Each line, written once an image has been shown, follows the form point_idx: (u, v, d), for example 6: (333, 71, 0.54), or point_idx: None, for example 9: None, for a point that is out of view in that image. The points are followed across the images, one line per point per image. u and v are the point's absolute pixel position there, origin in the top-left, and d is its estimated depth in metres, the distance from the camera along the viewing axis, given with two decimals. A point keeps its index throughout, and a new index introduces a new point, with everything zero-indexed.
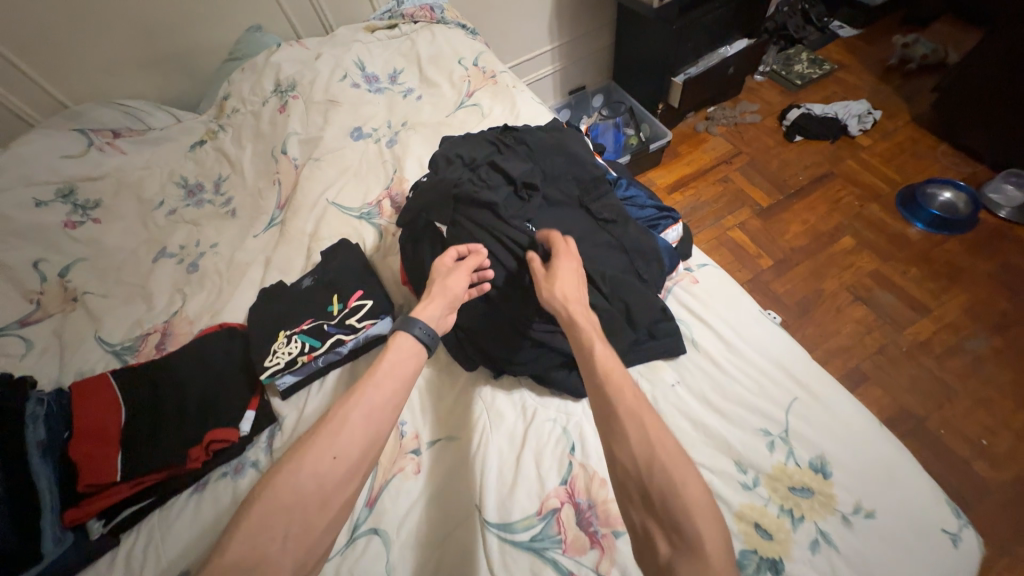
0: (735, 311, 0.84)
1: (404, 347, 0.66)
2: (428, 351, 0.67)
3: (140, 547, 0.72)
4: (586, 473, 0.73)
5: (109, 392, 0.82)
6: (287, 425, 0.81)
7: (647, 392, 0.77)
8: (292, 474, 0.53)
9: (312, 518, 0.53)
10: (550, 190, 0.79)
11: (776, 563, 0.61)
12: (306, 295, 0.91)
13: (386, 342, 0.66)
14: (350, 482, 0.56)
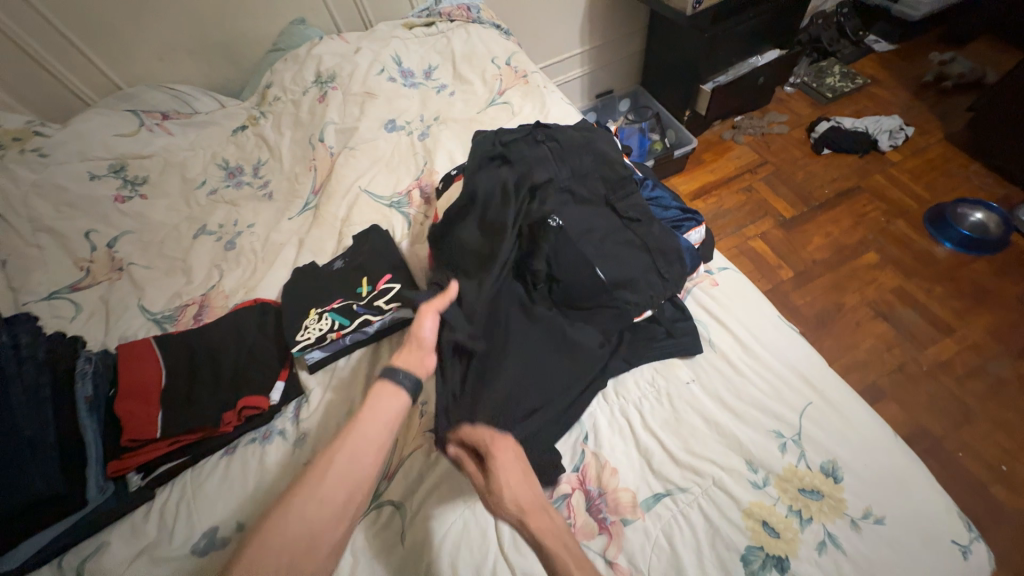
0: (753, 315, 0.85)
1: (386, 393, 0.69)
2: (410, 396, 0.70)
3: (173, 501, 0.78)
4: (597, 462, 0.75)
5: (151, 357, 0.87)
6: (313, 399, 0.86)
7: (662, 388, 0.79)
8: (278, 525, 0.56)
9: (300, 564, 0.56)
10: (577, 189, 0.80)
11: (782, 561, 0.63)
12: (338, 277, 0.95)
13: (369, 390, 0.70)
14: (335, 530, 0.59)
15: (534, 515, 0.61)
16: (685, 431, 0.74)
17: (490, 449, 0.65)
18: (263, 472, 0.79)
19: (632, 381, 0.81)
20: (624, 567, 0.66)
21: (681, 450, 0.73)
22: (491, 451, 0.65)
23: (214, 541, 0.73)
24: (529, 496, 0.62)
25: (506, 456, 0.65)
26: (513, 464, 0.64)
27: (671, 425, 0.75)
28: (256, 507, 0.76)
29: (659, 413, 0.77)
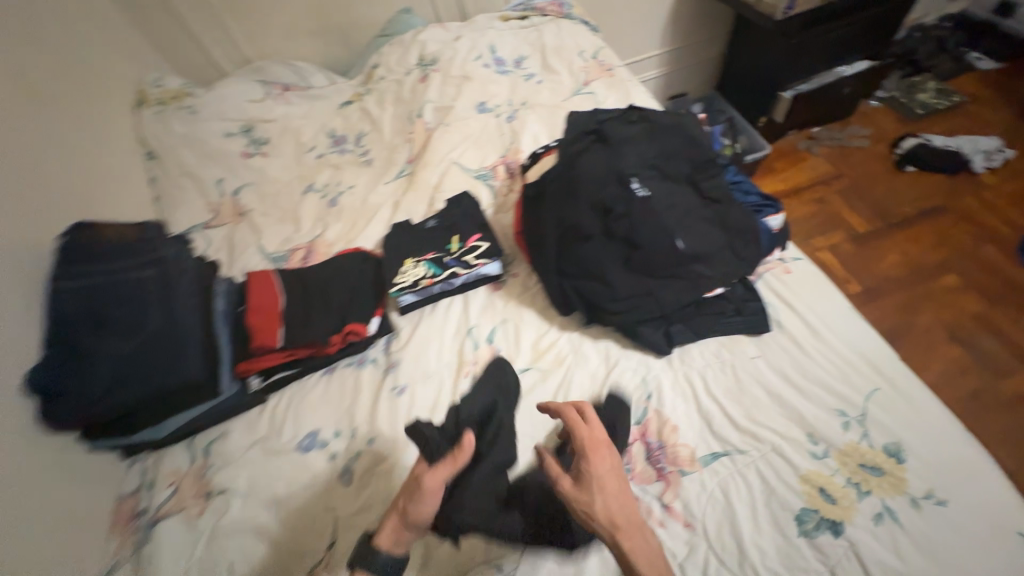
0: (824, 303, 0.88)
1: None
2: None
3: (283, 406, 0.93)
4: (659, 419, 0.80)
5: (272, 283, 1.01)
6: (403, 335, 0.98)
7: (727, 360, 0.84)
8: None
9: None
10: (664, 166, 0.85)
11: (837, 525, 0.66)
12: (431, 234, 1.06)
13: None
14: None
15: (627, 532, 0.60)
16: (747, 400, 0.79)
17: (587, 461, 0.65)
18: (359, 391, 0.92)
19: (697, 352, 0.86)
20: (679, 512, 0.71)
21: (743, 417, 0.77)
22: (587, 456, 0.66)
23: (315, 442, 0.87)
24: (625, 512, 0.62)
25: (603, 472, 0.65)
26: (610, 474, 0.65)
27: (734, 393, 0.80)
28: (351, 420, 0.89)
29: (722, 381, 0.82)
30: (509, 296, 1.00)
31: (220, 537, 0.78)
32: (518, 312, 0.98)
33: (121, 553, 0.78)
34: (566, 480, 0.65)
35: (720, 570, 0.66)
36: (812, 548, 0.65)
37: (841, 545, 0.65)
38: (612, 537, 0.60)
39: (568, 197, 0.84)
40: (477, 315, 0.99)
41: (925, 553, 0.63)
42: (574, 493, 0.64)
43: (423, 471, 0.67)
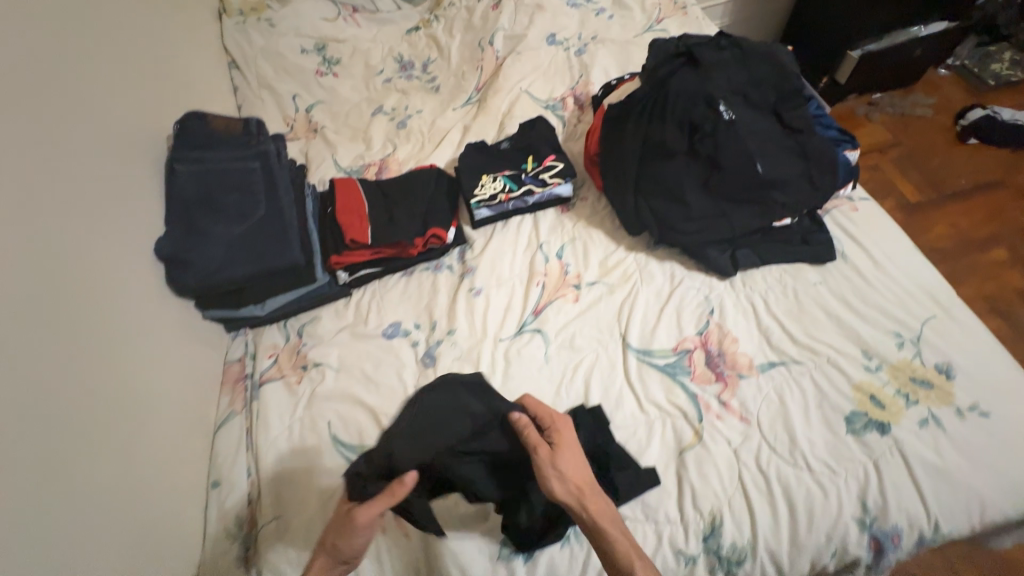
0: (889, 240, 0.91)
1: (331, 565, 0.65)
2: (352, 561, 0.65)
3: (367, 299, 1.01)
4: (720, 331, 0.87)
5: (353, 188, 1.06)
6: (477, 246, 1.05)
7: (789, 284, 0.89)
8: None
9: None
10: (750, 93, 0.88)
11: (883, 425, 0.73)
12: (505, 154, 1.11)
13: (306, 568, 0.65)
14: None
15: (592, 497, 0.61)
16: (807, 319, 0.85)
17: (558, 430, 0.66)
18: (436, 292, 1.00)
19: (760, 276, 0.91)
20: (735, 407, 0.79)
21: (801, 333, 0.83)
22: (557, 426, 0.67)
23: (399, 330, 0.96)
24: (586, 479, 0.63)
25: (567, 441, 0.66)
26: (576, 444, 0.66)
27: (794, 313, 0.86)
28: (430, 315, 0.97)
29: (783, 303, 0.87)
30: (578, 217, 1.06)
31: (319, 401, 0.89)
32: (588, 232, 1.03)
33: (234, 406, 0.90)
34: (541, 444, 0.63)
35: (771, 455, 0.74)
36: (858, 442, 0.72)
37: (886, 442, 0.72)
38: (577, 499, 0.61)
39: (658, 114, 0.89)
40: (547, 233, 1.04)
41: (962, 453, 0.70)
42: (546, 460, 0.63)
43: (358, 505, 0.62)
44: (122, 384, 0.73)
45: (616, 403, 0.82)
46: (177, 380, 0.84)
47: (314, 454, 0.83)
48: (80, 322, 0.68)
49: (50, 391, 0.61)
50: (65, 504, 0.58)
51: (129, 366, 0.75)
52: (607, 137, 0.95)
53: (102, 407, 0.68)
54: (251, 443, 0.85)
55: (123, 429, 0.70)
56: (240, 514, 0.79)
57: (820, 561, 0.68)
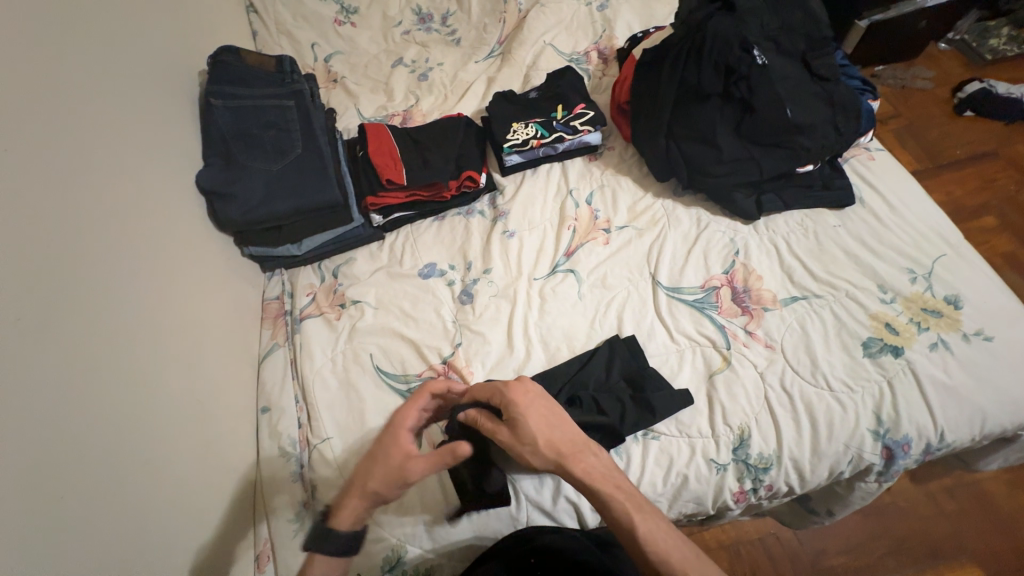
0: (904, 187, 0.96)
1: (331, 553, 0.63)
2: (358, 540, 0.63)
3: (401, 242, 1.03)
4: (745, 270, 0.91)
5: (385, 133, 1.07)
6: (507, 192, 1.07)
7: (810, 227, 0.94)
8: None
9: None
10: (782, 39, 0.92)
11: (897, 349, 0.79)
12: (535, 103, 1.12)
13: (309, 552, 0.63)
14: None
15: (570, 456, 0.64)
16: (827, 258, 0.90)
17: (510, 403, 0.66)
18: (469, 235, 1.02)
19: (783, 220, 0.96)
20: (761, 337, 0.84)
21: (822, 271, 0.88)
22: (509, 400, 0.67)
23: (434, 271, 0.98)
24: (563, 439, 0.65)
25: (528, 407, 0.66)
26: (535, 408, 0.66)
27: (815, 253, 0.91)
28: (464, 257, 0.99)
29: (804, 244, 0.92)
30: (606, 165, 1.08)
31: (360, 335, 0.90)
32: (616, 179, 1.06)
33: (277, 339, 0.92)
34: (500, 428, 0.66)
35: (794, 377, 0.80)
36: (873, 364, 0.79)
37: (900, 364, 0.78)
38: (558, 465, 0.64)
39: (694, 58, 0.93)
40: (576, 180, 1.07)
41: (967, 372, 0.77)
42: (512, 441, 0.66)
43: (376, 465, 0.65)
44: (172, 307, 0.76)
45: (649, 334, 0.87)
46: (223, 309, 0.87)
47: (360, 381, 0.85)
48: (129, 245, 0.71)
49: (108, 304, 0.64)
50: (127, 405, 0.62)
51: (177, 291, 0.78)
52: (642, 83, 1.01)
53: (154, 326, 0.71)
54: (297, 373, 0.88)
55: (176, 348, 0.73)
56: (293, 435, 0.81)
57: (836, 468, 0.75)
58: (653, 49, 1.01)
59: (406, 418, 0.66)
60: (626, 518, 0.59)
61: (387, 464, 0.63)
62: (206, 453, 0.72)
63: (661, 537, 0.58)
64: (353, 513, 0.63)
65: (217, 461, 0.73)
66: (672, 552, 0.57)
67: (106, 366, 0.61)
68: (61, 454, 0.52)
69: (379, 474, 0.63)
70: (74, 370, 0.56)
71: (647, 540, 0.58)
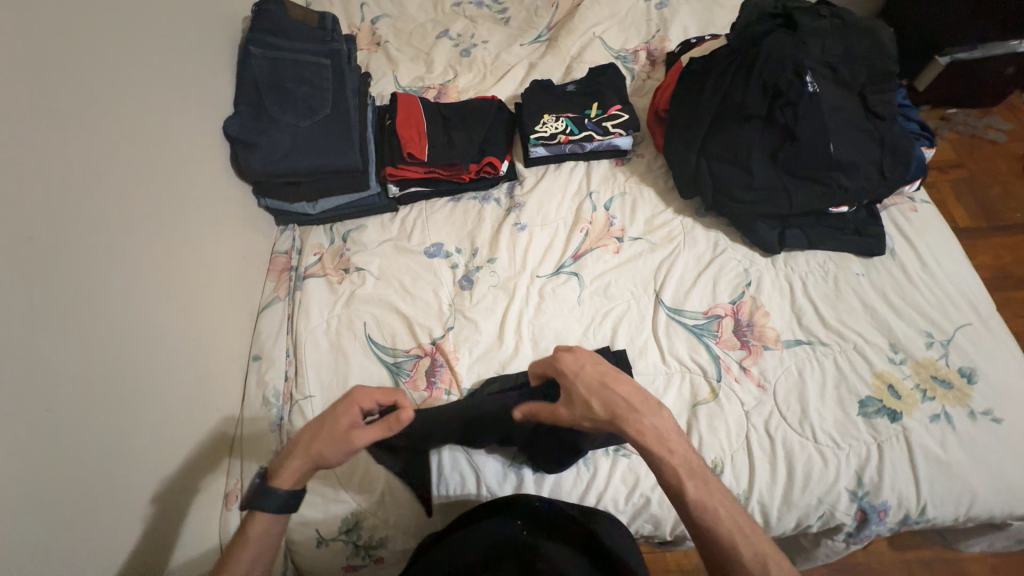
0: (942, 246, 0.90)
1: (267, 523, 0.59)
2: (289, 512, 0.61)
3: (413, 217, 1.03)
4: (753, 303, 0.88)
5: (415, 105, 1.07)
6: (526, 184, 1.06)
7: (831, 272, 0.89)
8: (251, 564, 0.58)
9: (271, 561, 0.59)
10: (841, 68, 0.87)
11: (895, 414, 0.76)
12: (571, 97, 1.09)
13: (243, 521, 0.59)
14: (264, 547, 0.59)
15: (628, 417, 0.60)
16: (842, 306, 0.86)
17: (561, 372, 0.66)
18: (481, 220, 1.01)
19: (803, 259, 0.91)
20: (754, 374, 0.81)
21: (833, 318, 0.85)
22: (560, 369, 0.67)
23: (440, 252, 0.98)
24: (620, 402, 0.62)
25: (581, 370, 0.65)
26: (588, 372, 0.65)
27: (830, 298, 0.87)
28: (472, 243, 0.99)
29: (821, 287, 0.88)
30: (632, 172, 1.05)
31: (358, 303, 0.92)
32: (638, 189, 1.03)
33: (279, 292, 0.95)
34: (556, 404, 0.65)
35: (781, 422, 0.77)
36: (867, 424, 0.76)
37: (894, 429, 0.75)
38: (615, 427, 0.61)
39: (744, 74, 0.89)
40: (598, 182, 1.04)
41: (966, 450, 0.73)
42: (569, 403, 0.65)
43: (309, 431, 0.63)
44: (185, 245, 0.78)
45: (641, 351, 0.86)
46: (233, 255, 0.90)
47: (350, 346, 0.87)
48: (153, 179, 0.74)
49: (126, 233, 0.67)
50: (126, 330, 0.65)
51: (193, 230, 0.81)
52: (684, 92, 0.96)
53: (165, 261, 0.74)
54: (293, 328, 0.90)
55: (183, 285, 0.76)
56: (278, 387, 0.84)
57: (804, 521, 0.73)
58: (703, 58, 0.96)
59: (361, 396, 0.64)
60: (675, 480, 0.57)
61: (334, 431, 0.61)
62: (196, 389, 0.75)
63: (710, 500, 0.55)
64: (295, 475, 0.61)
65: (204, 398, 0.77)
66: (722, 522, 0.54)
67: (115, 292, 0.64)
68: (56, 363, 0.55)
69: (325, 443, 0.61)
70: (84, 291, 0.59)
71: (702, 507, 0.55)
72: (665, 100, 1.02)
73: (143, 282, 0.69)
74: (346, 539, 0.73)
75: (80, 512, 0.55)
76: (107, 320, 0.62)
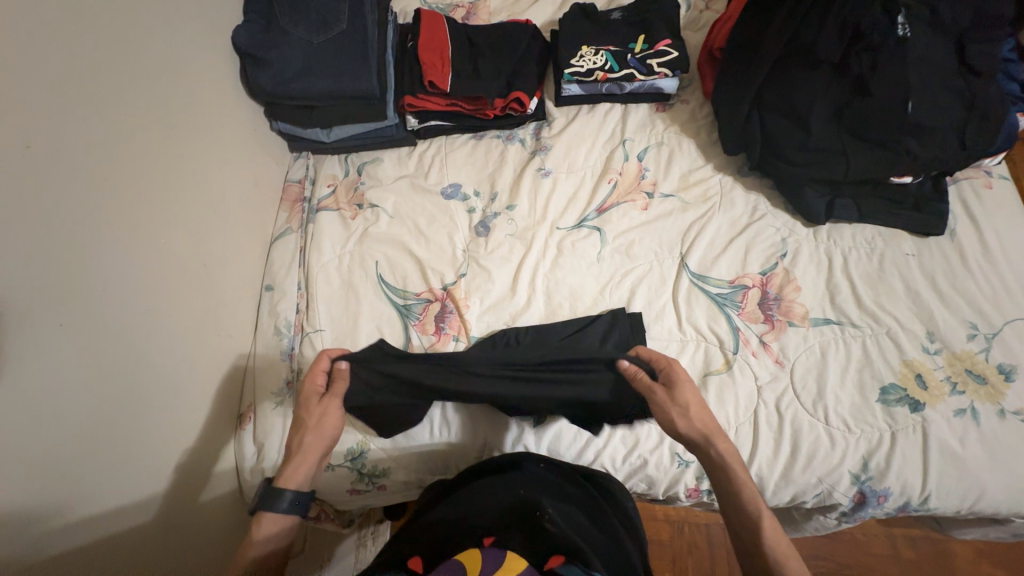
0: (1012, 229, 0.81)
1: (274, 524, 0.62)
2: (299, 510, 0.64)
3: (431, 154, 0.97)
4: (785, 276, 0.82)
5: (439, 27, 0.96)
6: (555, 126, 0.97)
7: (878, 249, 0.82)
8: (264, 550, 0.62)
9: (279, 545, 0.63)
10: (941, 9, 0.74)
11: (917, 404, 0.72)
12: (615, 28, 0.97)
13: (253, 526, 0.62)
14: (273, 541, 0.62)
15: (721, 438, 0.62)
16: (882, 288, 0.79)
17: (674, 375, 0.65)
18: (503, 163, 0.95)
19: (849, 233, 0.84)
20: (774, 351, 0.78)
21: (870, 299, 0.79)
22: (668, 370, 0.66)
23: (457, 193, 0.93)
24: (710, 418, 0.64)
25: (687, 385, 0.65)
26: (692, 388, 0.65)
27: (871, 278, 0.80)
28: (491, 187, 0.93)
29: (863, 265, 0.81)
30: (672, 121, 0.95)
31: (370, 240, 0.89)
32: (677, 140, 0.93)
33: (291, 224, 0.93)
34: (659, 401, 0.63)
35: (793, 400, 0.75)
36: (884, 411, 0.73)
37: (913, 419, 0.72)
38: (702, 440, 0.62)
39: (819, 13, 0.77)
40: (634, 129, 0.95)
41: (984, 447, 0.70)
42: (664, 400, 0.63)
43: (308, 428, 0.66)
44: (190, 169, 0.75)
45: (657, 316, 0.83)
46: (242, 182, 0.86)
47: (362, 285, 0.86)
48: (155, 94, 0.69)
49: (128, 153, 0.64)
50: (132, 253, 0.64)
51: (198, 154, 0.77)
52: (746, 31, 0.84)
53: (170, 186, 0.71)
54: (304, 261, 0.89)
55: (189, 211, 0.74)
56: (289, 318, 0.85)
57: (799, 497, 0.73)
58: None
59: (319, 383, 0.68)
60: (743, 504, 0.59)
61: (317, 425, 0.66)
62: (207, 316, 0.76)
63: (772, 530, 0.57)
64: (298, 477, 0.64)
65: (215, 325, 0.77)
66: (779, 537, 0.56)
67: (118, 215, 0.62)
68: (65, 278, 0.55)
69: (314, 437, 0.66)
70: (88, 210, 0.58)
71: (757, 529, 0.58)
72: (722, 38, 0.89)
73: (147, 205, 0.66)
74: (350, 466, 0.77)
75: (96, 424, 0.58)
76: (113, 243, 0.61)
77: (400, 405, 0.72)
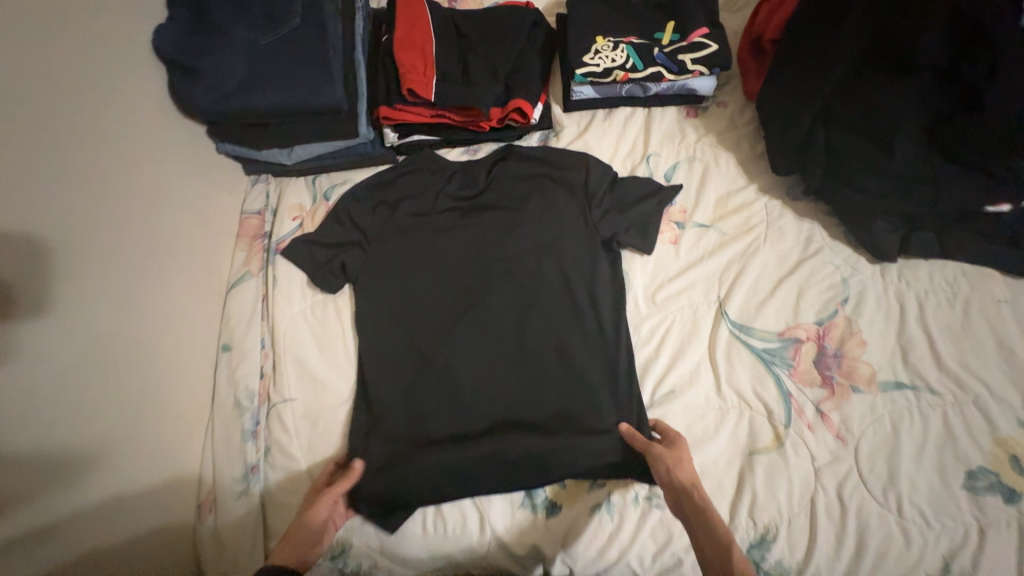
0: None
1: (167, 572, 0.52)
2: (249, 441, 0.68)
3: (410, 168, 0.79)
4: (847, 327, 0.68)
5: (418, 16, 0.77)
6: (564, 137, 0.81)
7: (962, 293, 0.67)
8: None
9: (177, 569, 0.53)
10: None
11: (1012, 493, 0.59)
12: (637, 12, 0.79)
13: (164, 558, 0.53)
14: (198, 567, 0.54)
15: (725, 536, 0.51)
16: (967, 343, 0.65)
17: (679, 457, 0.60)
18: (500, 184, 0.78)
19: (926, 272, 0.69)
20: (835, 422, 0.64)
21: (954, 359, 0.65)
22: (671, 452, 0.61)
23: (445, 220, 0.77)
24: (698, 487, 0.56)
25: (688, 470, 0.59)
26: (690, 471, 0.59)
27: (955, 331, 0.66)
28: (488, 212, 0.77)
29: (943, 313, 0.67)
30: (706, 129, 0.79)
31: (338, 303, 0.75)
32: (713, 154, 0.77)
33: (250, 267, 0.78)
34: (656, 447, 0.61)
35: (859, 485, 0.62)
36: (969, 498, 0.60)
37: (1008, 512, 0.58)
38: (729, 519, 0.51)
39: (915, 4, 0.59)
40: (660, 141, 0.78)
41: None
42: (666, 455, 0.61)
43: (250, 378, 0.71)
44: (131, 188, 0.63)
45: (690, 378, 0.69)
46: (191, 236, 0.73)
47: (350, 346, 0.74)
48: (79, 157, 0.56)
49: (87, 204, 0.57)
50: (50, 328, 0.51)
51: (139, 181, 0.64)
52: (812, 25, 0.66)
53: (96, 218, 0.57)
54: (268, 312, 0.75)
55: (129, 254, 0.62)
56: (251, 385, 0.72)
57: None
58: None
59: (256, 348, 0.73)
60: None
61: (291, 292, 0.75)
62: (163, 404, 0.65)
63: None
64: None
65: (164, 427, 0.65)
66: None
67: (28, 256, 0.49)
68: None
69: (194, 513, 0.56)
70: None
71: None
72: (778, 38, 0.72)
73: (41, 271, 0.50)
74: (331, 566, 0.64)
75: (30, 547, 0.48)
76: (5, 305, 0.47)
77: (401, 282, 0.74)
